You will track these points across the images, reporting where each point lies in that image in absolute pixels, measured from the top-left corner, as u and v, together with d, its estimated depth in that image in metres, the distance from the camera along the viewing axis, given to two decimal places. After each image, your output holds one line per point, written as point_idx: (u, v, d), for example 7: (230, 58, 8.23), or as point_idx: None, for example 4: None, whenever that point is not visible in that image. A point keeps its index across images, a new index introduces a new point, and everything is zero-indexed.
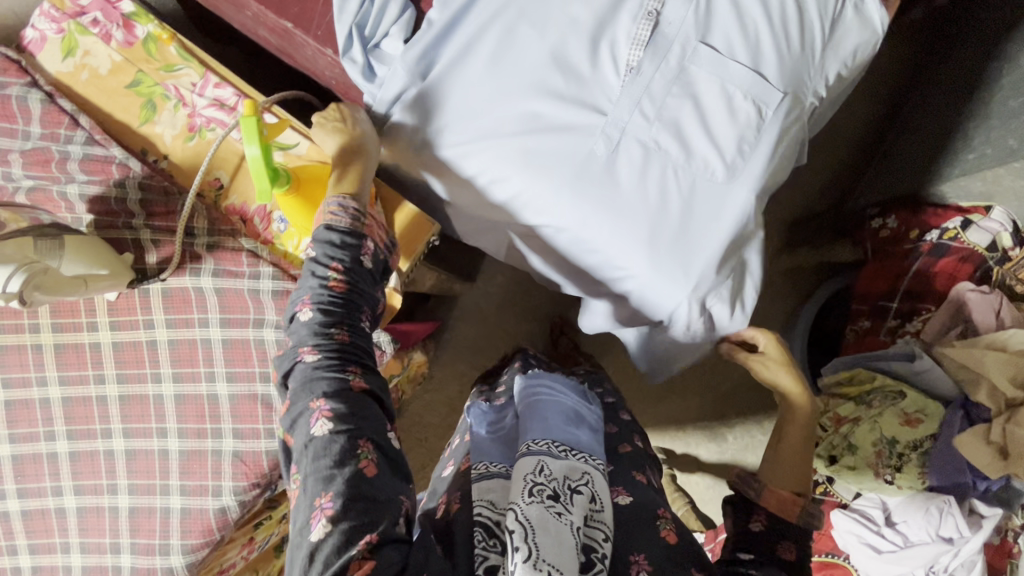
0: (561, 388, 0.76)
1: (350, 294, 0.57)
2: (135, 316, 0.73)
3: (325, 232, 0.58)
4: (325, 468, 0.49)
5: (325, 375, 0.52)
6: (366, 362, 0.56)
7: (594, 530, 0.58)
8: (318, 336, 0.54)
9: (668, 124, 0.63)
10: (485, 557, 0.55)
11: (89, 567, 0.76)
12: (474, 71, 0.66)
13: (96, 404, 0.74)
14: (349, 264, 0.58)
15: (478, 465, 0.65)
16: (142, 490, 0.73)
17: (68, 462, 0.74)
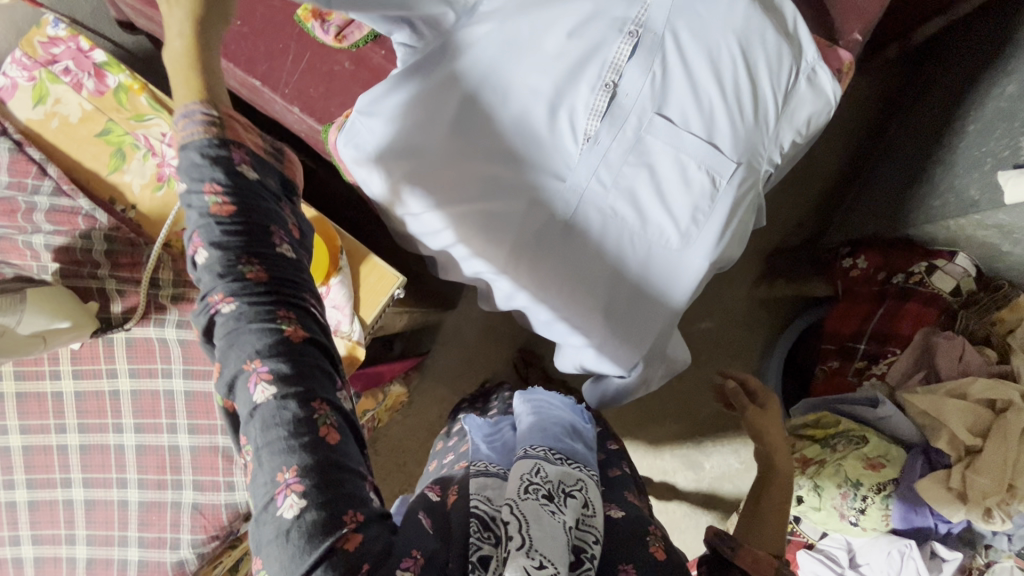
0: (560, 404, 0.78)
1: (242, 220, 0.42)
2: (98, 366, 0.73)
3: (187, 153, 0.42)
4: (278, 439, 0.40)
5: (253, 329, 0.41)
6: (298, 302, 0.44)
7: (584, 532, 0.59)
8: (228, 284, 0.41)
9: (625, 191, 0.65)
10: (479, 546, 0.52)
11: None
12: (443, 131, 0.66)
13: (57, 453, 0.74)
14: (227, 182, 0.42)
15: (477, 463, 0.66)
16: (100, 541, 0.73)
17: (26, 511, 0.74)
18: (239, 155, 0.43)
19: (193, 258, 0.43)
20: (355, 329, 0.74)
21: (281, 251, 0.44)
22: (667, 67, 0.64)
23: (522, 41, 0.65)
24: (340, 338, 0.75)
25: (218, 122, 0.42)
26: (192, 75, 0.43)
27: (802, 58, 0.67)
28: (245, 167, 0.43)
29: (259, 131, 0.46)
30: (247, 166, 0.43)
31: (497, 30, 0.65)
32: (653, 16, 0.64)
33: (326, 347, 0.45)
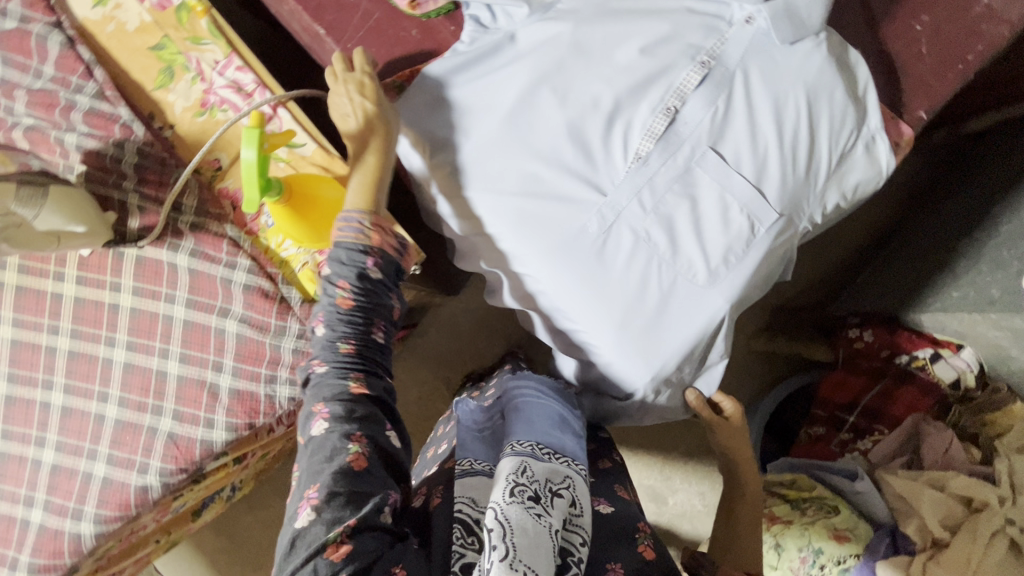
0: (543, 391, 0.76)
1: (354, 304, 0.58)
2: (103, 276, 0.73)
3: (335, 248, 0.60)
4: (314, 471, 0.52)
5: (329, 385, 0.55)
6: (369, 375, 0.57)
7: (573, 534, 0.62)
8: (325, 354, 0.57)
9: (663, 217, 0.65)
10: (463, 554, 0.56)
11: None
12: (497, 122, 0.67)
13: (44, 353, 0.73)
14: (355, 275, 0.58)
15: (463, 462, 0.67)
16: (69, 450, 0.72)
17: (4, 404, 0.74)
18: (371, 257, 0.59)
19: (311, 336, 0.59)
20: None
21: (371, 333, 0.59)
22: (730, 104, 0.64)
23: (593, 49, 0.65)
24: None
25: (364, 228, 0.60)
26: (365, 194, 0.61)
27: (864, 125, 0.66)
28: (372, 270, 0.59)
29: (392, 238, 0.62)
30: (374, 269, 0.59)
31: (571, 32, 0.65)
32: (728, 51, 0.64)
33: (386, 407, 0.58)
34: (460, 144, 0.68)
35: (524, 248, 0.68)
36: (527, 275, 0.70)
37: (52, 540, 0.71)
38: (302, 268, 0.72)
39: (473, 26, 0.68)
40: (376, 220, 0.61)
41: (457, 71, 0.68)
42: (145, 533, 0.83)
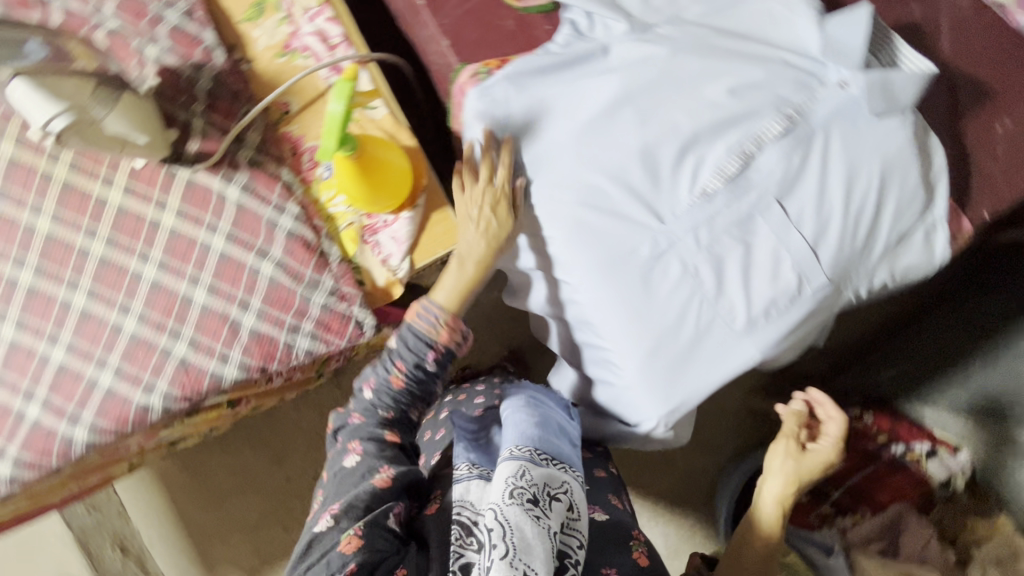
0: (544, 401, 0.77)
1: (405, 386, 0.65)
2: (151, 191, 0.73)
3: (401, 331, 0.65)
4: (340, 491, 0.62)
5: (369, 429, 0.66)
6: (403, 430, 0.68)
7: (570, 536, 0.62)
8: (369, 408, 0.67)
9: (715, 257, 0.65)
10: (462, 554, 0.57)
11: None
12: (574, 129, 0.67)
13: (76, 253, 0.73)
14: (414, 364, 0.65)
15: (461, 466, 0.67)
16: (78, 354, 0.72)
17: (24, 295, 0.73)
18: (434, 351, 0.65)
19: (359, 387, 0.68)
20: (403, 266, 0.74)
21: (414, 403, 0.67)
22: (805, 162, 0.64)
23: (684, 79, 0.65)
24: (384, 267, 0.74)
25: (436, 327, 0.64)
26: (458, 299, 0.66)
27: (929, 211, 0.67)
28: (431, 363, 0.65)
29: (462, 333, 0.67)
30: (432, 363, 0.65)
31: (665, 57, 0.65)
32: (814, 110, 0.64)
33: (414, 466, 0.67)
34: (531, 142, 0.68)
35: (573, 260, 0.68)
36: (568, 283, 0.70)
37: (42, 441, 0.70)
38: (347, 228, 0.74)
39: (570, 31, 0.69)
40: (450, 321, 0.65)
41: (544, 71, 0.68)
42: (126, 452, 0.82)
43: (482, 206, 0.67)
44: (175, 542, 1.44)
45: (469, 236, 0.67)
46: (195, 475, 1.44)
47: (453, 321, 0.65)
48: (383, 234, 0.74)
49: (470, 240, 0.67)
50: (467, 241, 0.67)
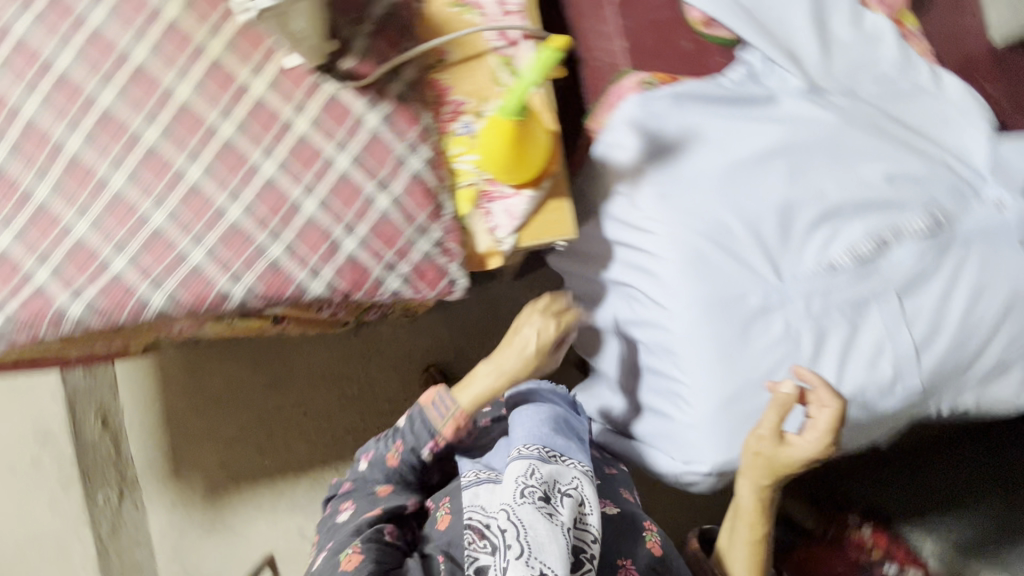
0: (553, 399, 0.92)
1: (403, 459, 0.86)
2: (294, 92, 0.74)
3: (409, 418, 0.87)
4: (342, 527, 0.82)
5: (366, 478, 0.89)
6: (400, 480, 0.89)
7: (585, 533, 0.73)
8: (377, 463, 0.88)
9: (821, 329, 0.65)
10: (476, 557, 0.70)
11: (75, 245, 0.72)
12: (721, 164, 0.68)
13: (205, 127, 0.74)
14: (416, 445, 0.86)
15: (468, 473, 0.83)
16: (177, 223, 0.72)
17: (143, 151, 0.74)
18: (433, 442, 0.86)
19: (371, 446, 0.91)
20: (508, 241, 0.75)
21: (410, 469, 0.88)
22: (933, 267, 0.66)
23: (842, 153, 0.67)
24: (490, 236, 0.76)
25: (437, 425, 0.84)
26: (472, 394, 0.84)
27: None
28: (428, 448, 0.87)
29: (462, 418, 0.86)
30: (429, 449, 0.87)
31: (830, 128, 0.68)
32: (953, 222, 0.67)
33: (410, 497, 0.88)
34: (675, 163, 0.69)
35: (681, 285, 0.68)
36: (663, 310, 0.69)
37: (118, 295, 0.70)
38: (467, 188, 0.75)
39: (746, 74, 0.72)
40: (451, 424, 0.85)
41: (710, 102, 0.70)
42: (177, 327, 0.83)
43: (512, 361, 0.83)
44: (165, 425, 1.65)
45: (484, 374, 0.84)
46: (198, 376, 1.66)
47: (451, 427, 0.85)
48: (498, 204, 0.75)
49: (482, 381, 0.84)
50: (480, 379, 0.84)
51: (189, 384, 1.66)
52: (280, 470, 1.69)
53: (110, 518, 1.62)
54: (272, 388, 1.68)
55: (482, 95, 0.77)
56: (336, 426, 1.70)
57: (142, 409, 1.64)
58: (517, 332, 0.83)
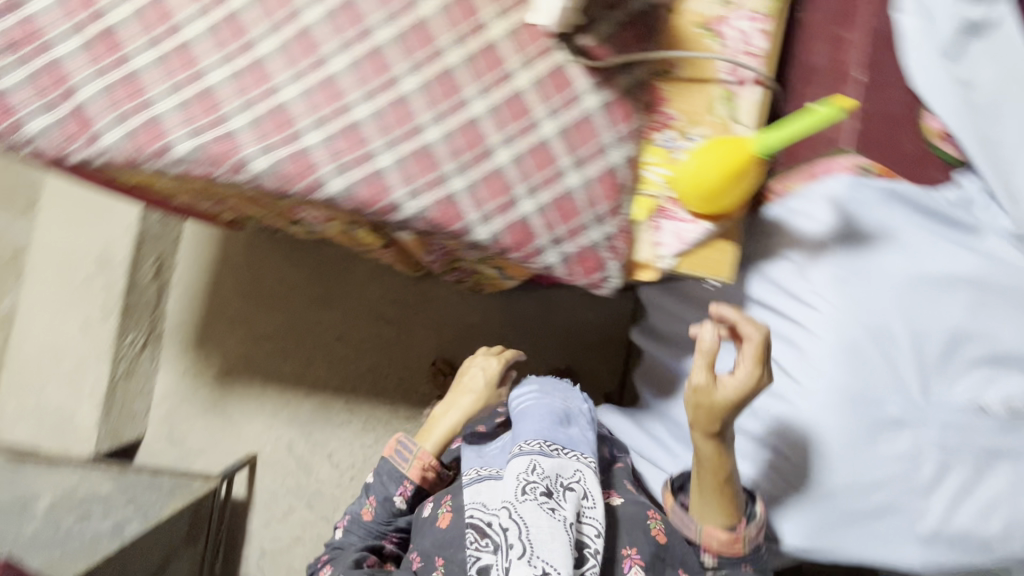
0: (550, 393, 1.11)
1: (377, 509, 1.14)
2: (528, 46, 0.75)
3: (382, 472, 1.15)
4: (338, 560, 1.11)
5: (353, 527, 1.16)
6: (383, 527, 1.15)
7: (587, 526, 0.91)
8: (358, 516, 1.16)
9: (953, 455, 0.81)
10: (479, 555, 0.87)
11: (278, 105, 0.73)
12: (923, 292, 0.81)
13: (435, 45, 0.75)
14: (386, 495, 1.13)
15: (474, 471, 1.03)
16: (376, 123, 0.74)
17: (370, 44, 0.75)
18: (402, 487, 1.13)
19: (357, 503, 1.18)
20: (667, 262, 0.77)
21: (387, 515, 1.14)
22: None
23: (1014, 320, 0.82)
24: (651, 249, 0.78)
25: (403, 467, 1.13)
26: (445, 426, 1.17)
27: None
28: (397, 499, 1.13)
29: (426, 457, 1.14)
30: (400, 499, 1.13)
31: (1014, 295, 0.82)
32: None
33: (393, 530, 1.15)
34: (888, 276, 0.82)
35: (833, 364, 0.82)
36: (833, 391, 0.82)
37: (301, 166, 0.72)
38: (648, 198, 0.77)
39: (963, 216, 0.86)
40: (415, 469, 1.12)
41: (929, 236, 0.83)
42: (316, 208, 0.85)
43: (467, 400, 1.20)
44: (212, 298, 1.72)
45: (452, 411, 1.19)
46: (259, 267, 1.73)
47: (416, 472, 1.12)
48: (670, 224, 0.77)
49: (452, 415, 1.18)
50: (451, 415, 1.18)
51: (248, 271, 1.74)
52: (293, 381, 1.75)
53: (126, 360, 1.68)
54: (319, 306, 1.76)
55: (695, 119, 0.78)
56: (359, 364, 1.76)
57: (198, 276, 1.71)
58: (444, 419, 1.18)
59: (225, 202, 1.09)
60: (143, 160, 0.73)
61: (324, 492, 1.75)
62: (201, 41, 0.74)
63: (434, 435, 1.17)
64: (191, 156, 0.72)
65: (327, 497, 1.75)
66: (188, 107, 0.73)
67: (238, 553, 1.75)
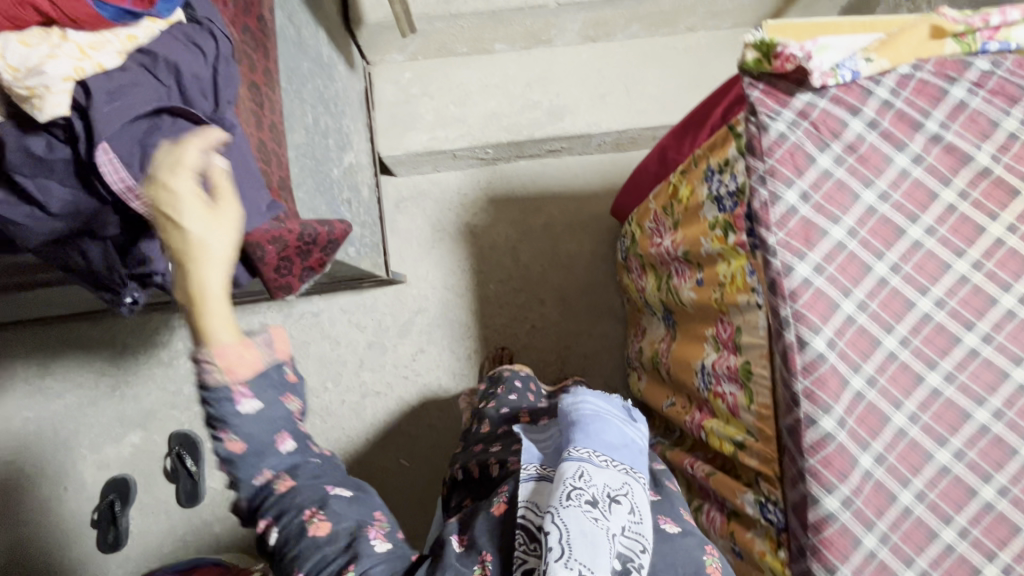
0: (603, 405, 0.89)
1: (237, 426, 0.56)
2: None
3: (210, 395, 0.55)
4: (295, 553, 0.60)
5: (258, 491, 0.59)
6: (285, 456, 0.59)
7: (634, 543, 0.68)
8: (241, 465, 0.57)
9: None
10: (524, 558, 0.67)
11: (887, 413, 0.72)
12: None
13: (994, 547, 0.72)
14: (229, 410, 0.55)
15: (529, 467, 0.79)
16: (902, 515, 0.71)
17: (974, 480, 0.72)
18: (241, 393, 0.55)
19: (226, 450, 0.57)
20: None
21: (263, 430, 0.56)
22: None
23: None
24: None
25: (218, 380, 0.54)
26: (224, 294, 0.56)
27: None
28: (243, 409, 0.55)
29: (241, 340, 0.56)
30: (248, 402, 0.55)
31: None
32: None
33: (274, 431, 0.58)
34: None
35: None
36: None
37: (840, 464, 0.71)
38: None
39: None
40: (234, 369, 0.55)
41: None
42: (759, 424, 0.87)
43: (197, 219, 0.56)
44: (531, 201, 1.85)
45: (201, 274, 0.54)
46: (570, 232, 1.85)
47: (240, 368, 0.55)
48: None
49: (206, 277, 0.55)
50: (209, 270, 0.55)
51: (566, 225, 1.85)
52: (476, 296, 1.83)
53: (465, 154, 1.69)
54: (551, 297, 1.83)
55: None
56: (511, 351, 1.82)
57: (548, 182, 1.85)
58: (195, 284, 0.55)
59: (685, 270, 1.12)
60: (788, 301, 0.73)
61: (386, 354, 1.80)
62: (916, 315, 0.74)
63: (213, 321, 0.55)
64: (807, 349, 0.72)
65: (383, 359, 1.81)
66: (851, 326, 0.73)
67: (309, 294, 1.81)
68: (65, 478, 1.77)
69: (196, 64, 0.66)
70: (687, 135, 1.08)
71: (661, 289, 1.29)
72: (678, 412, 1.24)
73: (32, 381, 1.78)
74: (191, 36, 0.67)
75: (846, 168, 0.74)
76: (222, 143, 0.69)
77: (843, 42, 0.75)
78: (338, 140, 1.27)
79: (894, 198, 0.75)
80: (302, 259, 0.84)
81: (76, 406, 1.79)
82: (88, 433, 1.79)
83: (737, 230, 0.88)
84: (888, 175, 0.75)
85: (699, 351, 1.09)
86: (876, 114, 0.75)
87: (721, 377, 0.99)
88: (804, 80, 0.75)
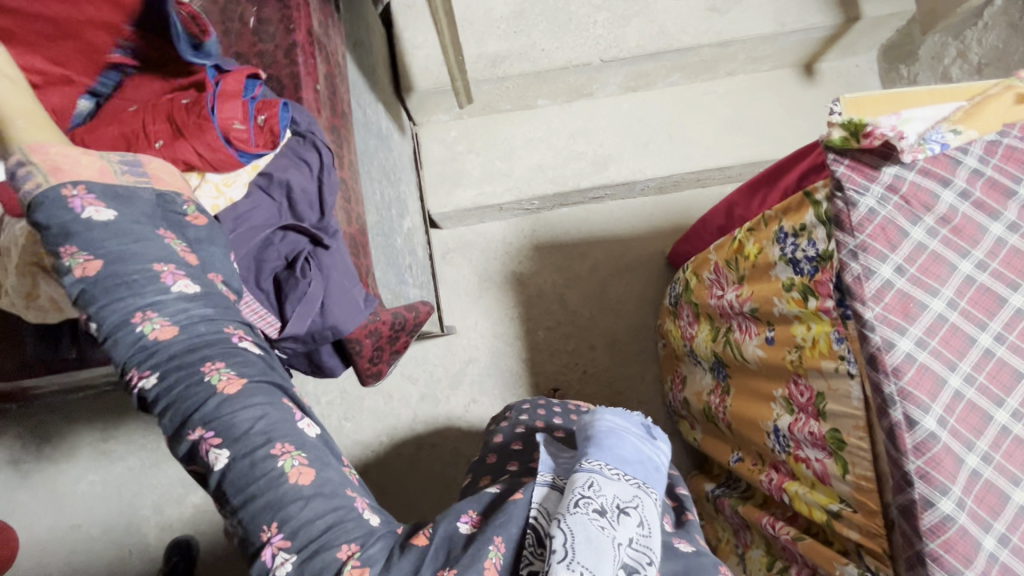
0: (626, 420, 0.82)
1: (88, 246, 0.56)
2: None
3: (36, 202, 0.57)
4: (259, 496, 0.54)
5: (202, 402, 0.56)
6: (187, 309, 0.58)
7: (642, 556, 0.62)
8: (127, 321, 0.56)
9: None
10: (530, 561, 0.61)
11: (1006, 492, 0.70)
12: None
13: None
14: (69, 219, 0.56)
15: (546, 475, 0.71)
16: None
17: None
18: (81, 201, 0.57)
19: (127, 316, 0.56)
20: None
21: (119, 248, 0.57)
22: None
23: None
24: None
25: (39, 185, 0.57)
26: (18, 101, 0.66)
27: None
28: (89, 214, 0.57)
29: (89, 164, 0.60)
30: (95, 208, 0.57)
31: None
32: None
33: (148, 263, 0.58)
34: None
35: None
36: None
37: (957, 543, 0.69)
38: None
39: None
40: (62, 172, 0.58)
41: None
42: (858, 495, 0.86)
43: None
44: (577, 247, 1.86)
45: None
46: (617, 275, 1.85)
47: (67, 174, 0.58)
48: None
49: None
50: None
51: (611, 269, 1.85)
52: (527, 344, 1.83)
53: (512, 208, 1.71)
54: (601, 342, 1.83)
55: None
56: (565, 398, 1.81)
57: (592, 227, 1.86)
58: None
59: (751, 326, 1.09)
60: (891, 377, 0.72)
61: (439, 407, 1.80)
62: None
63: (14, 113, 0.65)
64: (918, 428, 0.70)
65: (436, 411, 1.80)
66: (960, 402, 0.71)
67: None
68: (130, 541, 1.80)
69: (305, 178, 0.76)
70: (758, 191, 1.08)
71: (714, 340, 1.26)
72: (748, 470, 1.19)
73: (96, 444, 1.82)
74: (299, 153, 0.77)
75: (940, 239, 0.74)
76: (326, 247, 0.74)
77: (926, 112, 0.76)
78: (398, 209, 1.30)
79: (992, 267, 0.74)
80: (390, 345, 0.87)
81: (139, 468, 1.82)
82: (152, 495, 1.82)
83: (818, 296, 0.86)
84: (984, 244, 0.74)
85: (766, 411, 1.06)
86: (967, 184, 0.75)
87: (801, 442, 0.96)
88: (890, 153, 0.75)
